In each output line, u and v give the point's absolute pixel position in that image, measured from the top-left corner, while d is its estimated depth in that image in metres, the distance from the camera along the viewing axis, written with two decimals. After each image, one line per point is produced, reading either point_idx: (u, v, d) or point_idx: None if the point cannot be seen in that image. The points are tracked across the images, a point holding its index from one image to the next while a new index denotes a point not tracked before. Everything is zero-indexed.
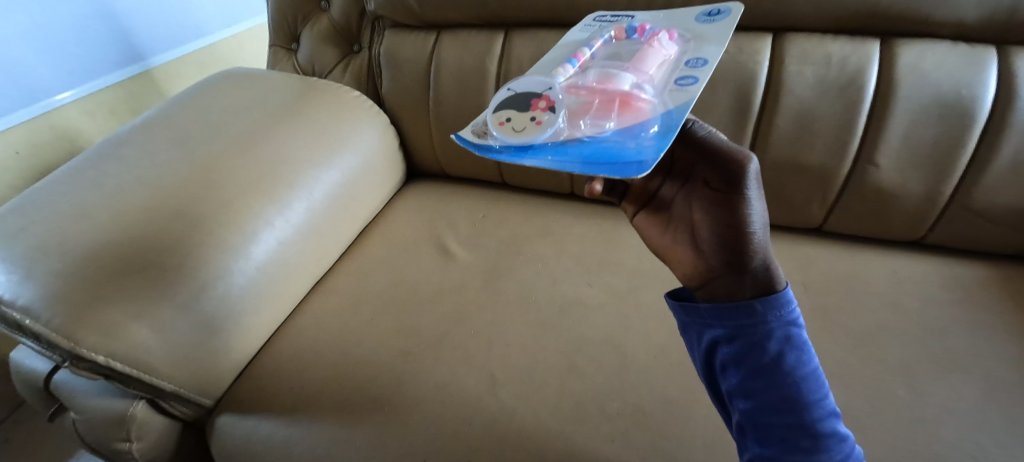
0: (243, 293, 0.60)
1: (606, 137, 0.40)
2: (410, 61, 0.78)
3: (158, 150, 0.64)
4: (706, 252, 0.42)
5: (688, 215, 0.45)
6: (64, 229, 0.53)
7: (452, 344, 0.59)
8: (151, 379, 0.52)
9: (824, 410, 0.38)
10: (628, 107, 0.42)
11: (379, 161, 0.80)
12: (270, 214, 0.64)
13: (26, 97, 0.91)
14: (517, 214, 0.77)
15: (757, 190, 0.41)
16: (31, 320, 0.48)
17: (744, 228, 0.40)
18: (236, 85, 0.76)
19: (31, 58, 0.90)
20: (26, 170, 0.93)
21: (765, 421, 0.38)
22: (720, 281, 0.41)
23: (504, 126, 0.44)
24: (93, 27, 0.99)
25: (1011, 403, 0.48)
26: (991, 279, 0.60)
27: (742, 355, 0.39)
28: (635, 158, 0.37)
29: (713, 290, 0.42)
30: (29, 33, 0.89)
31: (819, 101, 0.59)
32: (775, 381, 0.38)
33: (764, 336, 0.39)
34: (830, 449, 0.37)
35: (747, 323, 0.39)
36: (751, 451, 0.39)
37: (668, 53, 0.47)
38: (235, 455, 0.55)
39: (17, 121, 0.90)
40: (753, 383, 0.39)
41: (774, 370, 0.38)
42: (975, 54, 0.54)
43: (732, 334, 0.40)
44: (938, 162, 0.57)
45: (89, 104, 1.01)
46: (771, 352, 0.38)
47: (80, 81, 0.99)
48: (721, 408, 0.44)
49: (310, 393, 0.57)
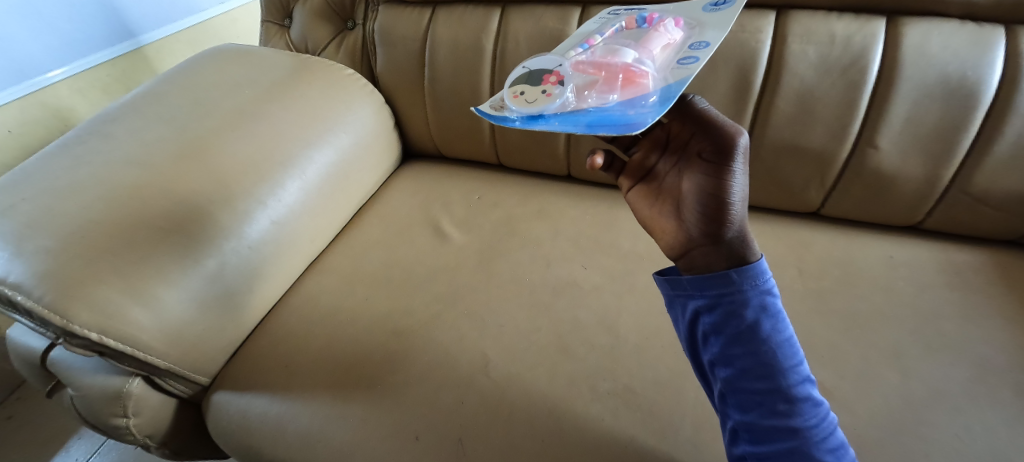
0: (237, 273, 0.59)
1: (609, 108, 0.40)
2: (406, 38, 0.77)
3: (151, 127, 0.63)
4: (687, 222, 0.42)
5: (674, 187, 0.45)
6: (55, 207, 0.53)
7: (446, 325, 0.59)
8: (145, 356, 0.51)
9: (800, 376, 0.39)
10: (631, 83, 0.41)
11: (374, 139, 0.79)
12: (263, 192, 0.63)
13: (16, 75, 0.90)
14: (513, 195, 0.76)
15: (742, 165, 0.40)
16: (22, 296, 0.48)
17: (726, 198, 0.40)
18: (228, 61, 0.75)
19: (20, 34, 0.89)
20: (17, 148, 0.93)
21: (743, 387, 0.39)
22: (700, 250, 0.42)
23: (518, 99, 0.45)
24: (83, 3, 0.97)
25: (1001, 388, 0.49)
26: (987, 265, 0.60)
27: (722, 323, 0.40)
28: (633, 121, 0.37)
29: (693, 261, 0.42)
30: (21, 8, 0.88)
31: (821, 81, 0.58)
32: (752, 347, 0.39)
33: (741, 305, 0.39)
34: (805, 413, 0.38)
35: (724, 292, 0.40)
36: (733, 418, 0.40)
37: (673, 37, 0.46)
38: (231, 432, 0.56)
39: (9, 98, 0.90)
40: (731, 350, 0.39)
41: (751, 336, 0.39)
42: (983, 35, 0.53)
43: (712, 304, 0.41)
44: (939, 146, 0.56)
45: (82, 81, 1.00)
46: (746, 318, 0.39)
47: (72, 57, 0.98)
48: (702, 380, 0.44)
49: (304, 371, 0.57)
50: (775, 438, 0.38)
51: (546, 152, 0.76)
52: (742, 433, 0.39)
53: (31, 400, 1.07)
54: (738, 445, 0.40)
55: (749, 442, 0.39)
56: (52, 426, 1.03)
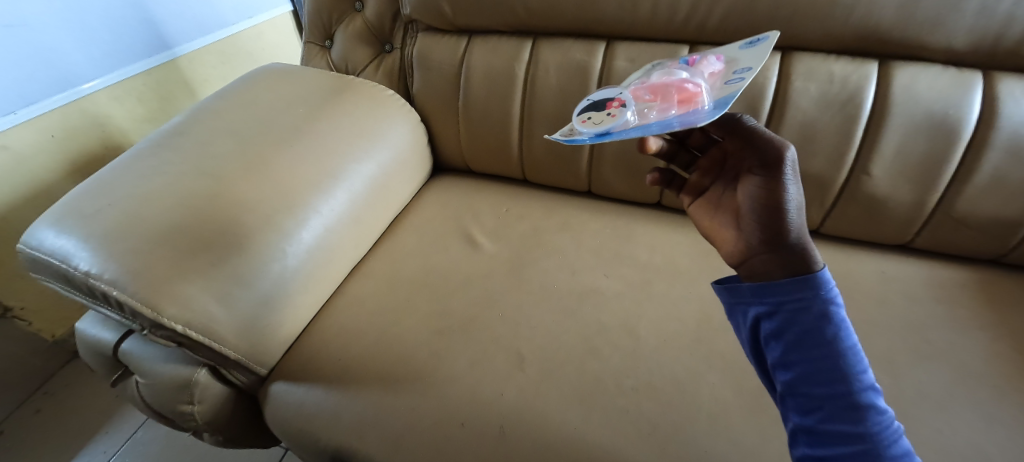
0: (295, 274, 0.66)
1: (669, 118, 0.44)
2: (442, 63, 0.84)
3: (215, 140, 0.70)
4: (745, 232, 0.46)
5: (733, 201, 0.48)
6: (137, 212, 0.59)
7: (482, 326, 0.65)
8: (219, 347, 0.58)
9: (863, 383, 0.39)
10: (687, 100, 0.46)
11: (410, 154, 0.86)
12: (317, 202, 0.70)
13: (60, 83, 0.97)
14: (538, 208, 0.83)
15: (792, 174, 0.44)
16: (117, 291, 0.55)
17: (779, 203, 0.43)
18: (278, 80, 0.82)
19: (67, 45, 0.96)
20: (61, 153, 0.99)
21: (802, 390, 0.40)
22: (759, 259, 0.44)
23: (586, 123, 0.51)
24: (125, 17, 1.05)
25: (977, 389, 0.55)
26: (969, 282, 0.67)
27: (781, 328, 0.42)
28: (692, 123, 0.41)
29: (753, 269, 0.45)
30: (68, 21, 0.96)
31: (821, 115, 0.65)
32: (811, 353, 0.40)
33: (802, 311, 0.41)
34: (867, 420, 0.38)
35: (785, 299, 0.42)
36: (792, 420, 0.41)
37: (717, 67, 0.52)
38: (289, 420, 0.62)
39: (52, 106, 0.96)
40: (791, 355, 0.41)
41: (811, 343, 0.40)
42: (963, 78, 0.60)
43: (772, 310, 0.42)
44: (925, 174, 0.64)
45: (119, 90, 1.07)
46: (806, 326, 0.40)
47: (112, 68, 1.05)
48: (769, 384, 0.46)
49: (355, 365, 0.63)
50: (836, 442, 0.38)
51: (569, 170, 0.83)
52: (801, 435, 0.40)
53: (59, 394, 1.13)
54: (797, 447, 0.41)
55: (807, 444, 0.40)
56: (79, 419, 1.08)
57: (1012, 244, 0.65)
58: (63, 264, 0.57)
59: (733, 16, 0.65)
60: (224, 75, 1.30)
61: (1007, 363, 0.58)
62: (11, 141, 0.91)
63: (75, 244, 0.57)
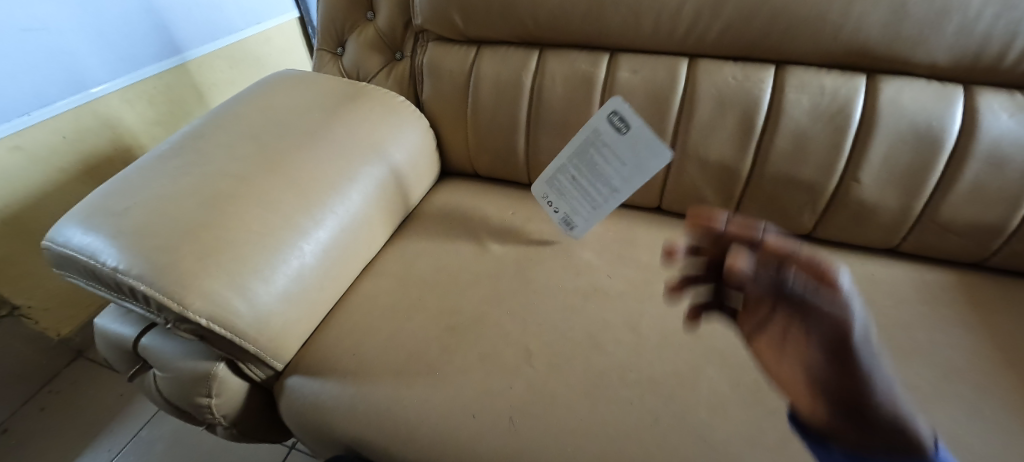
0: (312, 271, 0.68)
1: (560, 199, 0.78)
2: (452, 71, 0.87)
3: (235, 143, 0.72)
4: (819, 394, 0.42)
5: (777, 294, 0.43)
6: (163, 211, 0.62)
7: (492, 323, 0.68)
8: (240, 340, 0.60)
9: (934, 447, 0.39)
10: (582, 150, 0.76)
11: (420, 158, 0.89)
12: (333, 203, 0.72)
13: (73, 86, 0.99)
14: (544, 212, 0.86)
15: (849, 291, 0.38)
16: (144, 286, 0.57)
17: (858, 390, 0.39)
18: (293, 86, 0.85)
19: (81, 49, 0.99)
20: (71, 153, 1.01)
21: None
22: (839, 417, 0.41)
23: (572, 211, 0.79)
24: (138, 22, 1.08)
25: (960, 383, 0.59)
26: (953, 284, 0.71)
27: (861, 441, 0.39)
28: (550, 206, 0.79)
29: (824, 383, 0.41)
30: (83, 26, 0.98)
31: (813, 125, 0.69)
32: (892, 447, 0.38)
33: (875, 411, 0.38)
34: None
35: (857, 413, 0.39)
36: None
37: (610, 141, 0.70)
38: (305, 412, 0.64)
39: (65, 108, 0.98)
40: (870, 449, 0.39)
41: (887, 436, 0.38)
42: (945, 92, 0.64)
43: (847, 425, 0.40)
44: (911, 182, 0.67)
45: (130, 93, 1.09)
46: (881, 438, 0.39)
47: (124, 72, 1.07)
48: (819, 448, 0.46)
49: (369, 360, 0.66)
50: None
51: None
52: None
53: (62, 392, 1.13)
54: None
55: None
56: (82, 419, 1.08)
57: (993, 248, 0.69)
58: (91, 260, 0.59)
59: (731, 30, 0.69)
60: (231, 79, 1.32)
61: (988, 359, 0.61)
62: (23, 141, 0.92)
63: (103, 241, 0.59)
